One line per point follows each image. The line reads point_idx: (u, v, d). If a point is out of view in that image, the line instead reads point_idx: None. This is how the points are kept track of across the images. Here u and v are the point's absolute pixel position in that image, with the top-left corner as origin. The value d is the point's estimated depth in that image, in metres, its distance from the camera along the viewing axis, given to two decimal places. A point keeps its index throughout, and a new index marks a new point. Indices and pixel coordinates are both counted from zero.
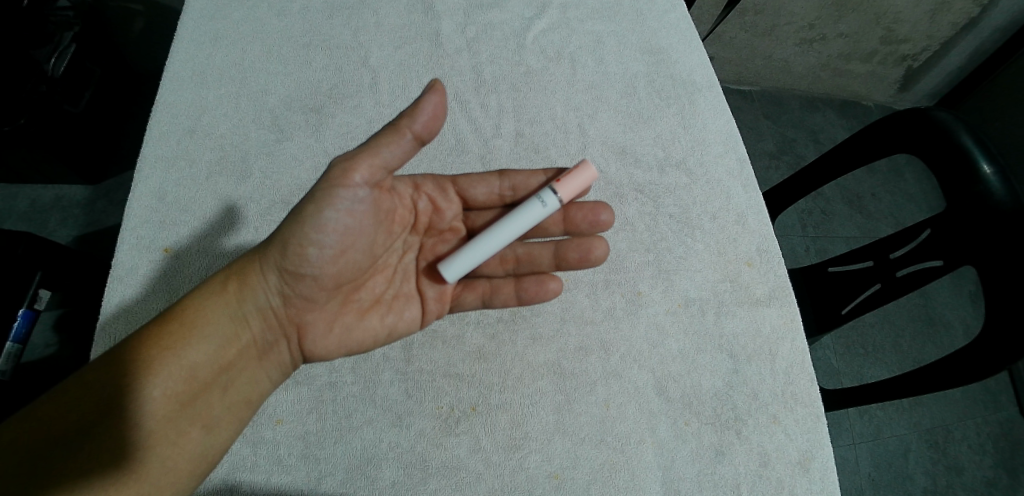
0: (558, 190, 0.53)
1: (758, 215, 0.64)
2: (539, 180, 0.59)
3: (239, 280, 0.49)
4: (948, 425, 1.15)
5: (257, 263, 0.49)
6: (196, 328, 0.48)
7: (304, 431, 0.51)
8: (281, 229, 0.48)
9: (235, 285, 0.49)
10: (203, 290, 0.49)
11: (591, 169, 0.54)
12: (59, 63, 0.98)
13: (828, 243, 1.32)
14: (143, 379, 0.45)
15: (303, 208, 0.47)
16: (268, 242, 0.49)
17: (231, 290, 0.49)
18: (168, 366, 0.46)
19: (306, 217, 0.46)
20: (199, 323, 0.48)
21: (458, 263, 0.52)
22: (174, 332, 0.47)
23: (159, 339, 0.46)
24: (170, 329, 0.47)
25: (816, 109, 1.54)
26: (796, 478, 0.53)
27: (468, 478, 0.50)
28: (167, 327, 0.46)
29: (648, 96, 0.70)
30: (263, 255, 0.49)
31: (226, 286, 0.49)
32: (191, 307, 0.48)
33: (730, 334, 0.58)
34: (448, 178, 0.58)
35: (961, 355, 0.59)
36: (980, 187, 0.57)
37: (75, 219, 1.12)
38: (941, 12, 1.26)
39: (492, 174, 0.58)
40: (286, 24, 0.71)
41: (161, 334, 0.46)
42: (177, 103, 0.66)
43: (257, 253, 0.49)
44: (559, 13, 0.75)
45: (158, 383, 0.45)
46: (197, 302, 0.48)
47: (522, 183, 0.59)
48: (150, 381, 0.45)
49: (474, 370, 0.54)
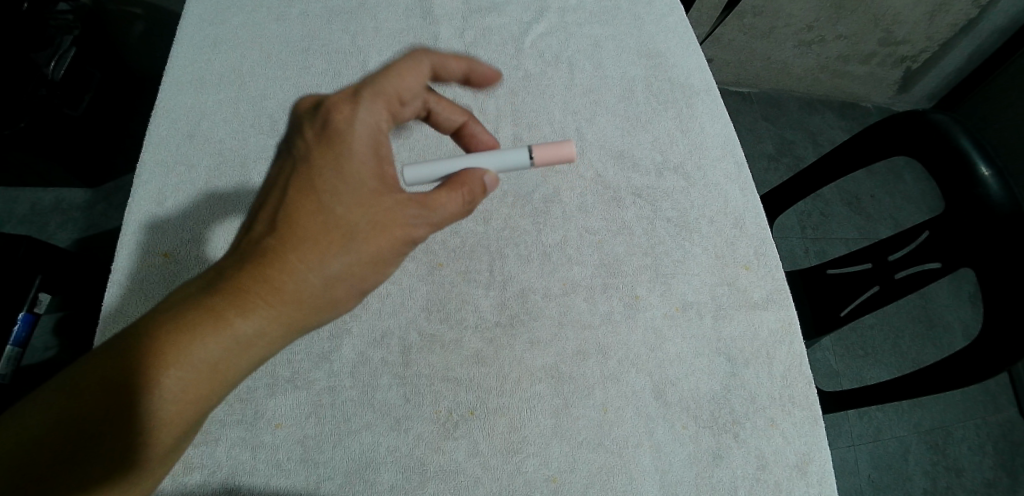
0: (531, 151, 0.52)
1: (756, 218, 0.64)
2: (455, 67, 0.54)
3: (290, 319, 0.42)
4: (948, 426, 1.16)
5: (306, 310, 0.42)
6: (234, 384, 0.41)
7: (303, 435, 0.51)
8: (355, 280, 0.44)
9: (282, 332, 0.42)
10: (248, 333, 0.40)
11: (571, 149, 0.53)
12: (58, 68, 0.98)
13: (827, 245, 1.33)
14: (173, 439, 0.40)
15: (386, 267, 0.45)
16: (323, 290, 0.42)
17: (276, 334, 0.42)
18: (202, 416, 0.41)
19: (379, 274, 0.45)
20: (237, 368, 0.41)
21: (416, 170, 0.53)
22: (218, 384, 0.40)
23: (199, 391, 0.39)
24: (202, 383, 0.39)
25: (814, 111, 1.55)
26: (794, 481, 0.54)
27: (467, 482, 0.50)
28: (210, 378, 0.39)
29: (646, 100, 0.70)
30: (324, 298, 0.43)
31: (263, 329, 0.41)
32: (222, 358, 0.40)
33: (728, 338, 0.58)
34: (384, 80, 0.47)
35: (962, 356, 0.59)
36: (978, 190, 0.57)
37: (75, 223, 1.14)
38: (940, 13, 1.26)
39: (427, 59, 0.51)
40: (284, 29, 0.72)
41: (201, 387, 0.39)
42: (176, 109, 0.66)
43: (315, 293, 0.42)
44: (557, 17, 0.76)
45: (192, 430, 0.41)
46: (233, 352, 0.40)
47: (447, 69, 0.53)
48: (181, 436, 0.40)
49: (473, 374, 0.54)
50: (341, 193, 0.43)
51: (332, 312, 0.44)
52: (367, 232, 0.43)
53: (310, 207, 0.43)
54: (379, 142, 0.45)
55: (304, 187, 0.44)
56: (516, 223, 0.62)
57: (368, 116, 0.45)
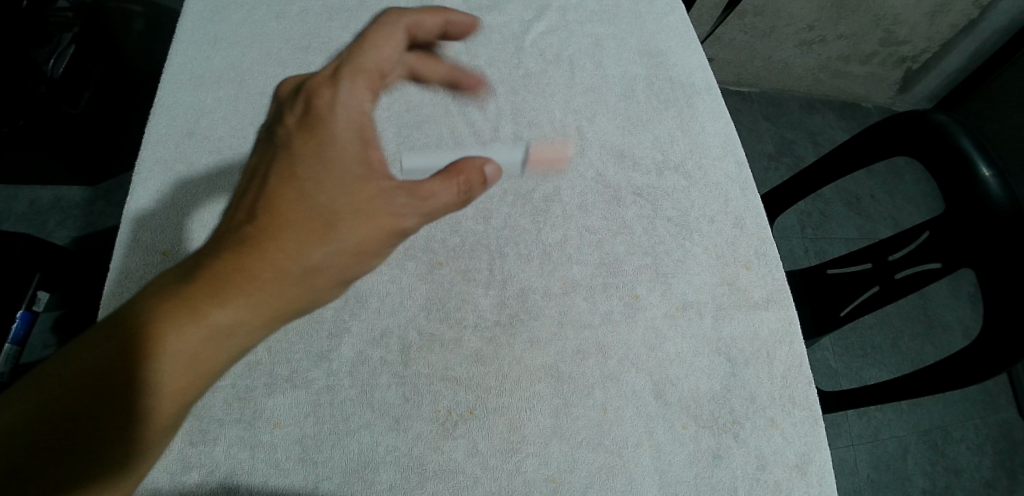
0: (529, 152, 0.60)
1: (756, 218, 0.64)
2: (432, 23, 0.53)
3: (274, 308, 0.40)
4: (947, 426, 1.16)
5: (286, 299, 0.41)
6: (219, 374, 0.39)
7: (302, 434, 0.51)
8: (341, 271, 0.43)
9: (263, 321, 0.40)
10: (233, 319, 0.38)
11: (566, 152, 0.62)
12: (57, 65, 0.98)
13: (827, 244, 1.33)
14: (156, 432, 0.37)
15: (371, 259, 0.44)
16: (305, 278, 0.41)
17: (259, 324, 0.40)
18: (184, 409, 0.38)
19: (364, 267, 0.44)
20: (219, 360, 0.39)
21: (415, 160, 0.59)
22: (202, 374, 0.38)
23: (181, 381, 0.37)
24: (184, 372, 0.37)
25: (815, 111, 1.55)
26: (794, 481, 0.53)
27: (466, 482, 0.50)
28: (193, 368, 0.37)
29: (647, 99, 0.70)
30: (309, 288, 0.42)
31: (243, 318, 0.39)
32: (205, 346, 0.37)
33: (728, 338, 0.58)
34: (361, 56, 0.46)
35: (962, 357, 0.59)
36: (979, 191, 0.57)
37: (73, 221, 1.14)
38: (941, 13, 1.26)
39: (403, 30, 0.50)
40: (285, 27, 0.72)
41: (185, 376, 0.37)
42: (176, 107, 0.65)
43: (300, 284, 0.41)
44: (558, 15, 0.76)
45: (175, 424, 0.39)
46: (218, 340, 0.38)
47: (422, 29, 0.52)
48: (164, 429, 0.38)
49: (473, 373, 0.54)
50: (325, 182, 0.43)
51: (316, 300, 0.43)
52: (352, 220, 0.42)
53: (296, 196, 0.42)
54: (364, 128, 0.44)
55: (286, 177, 0.43)
56: (516, 222, 0.61)
57: (352, 99, 0.45)
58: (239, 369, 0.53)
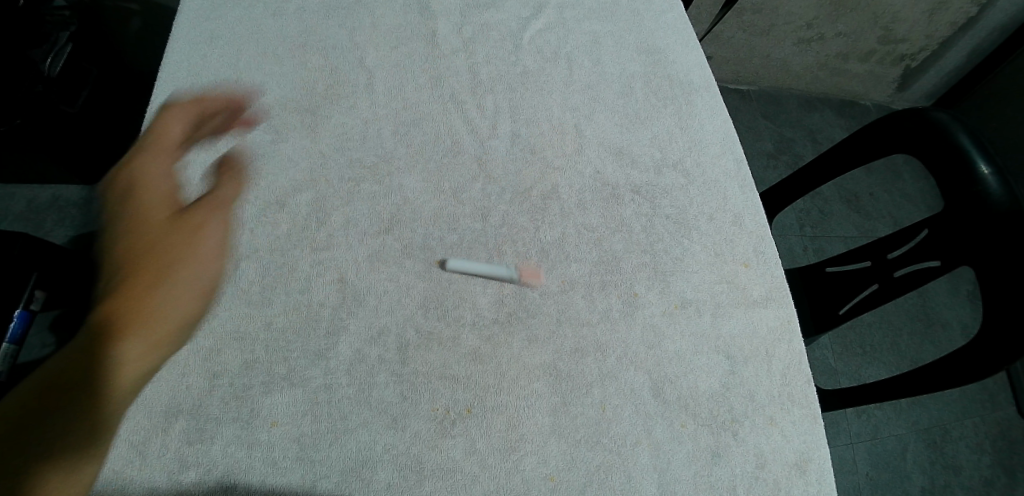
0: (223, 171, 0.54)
1: (755, 216, 0.64)
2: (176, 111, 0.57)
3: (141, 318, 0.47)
4: (945, 424, 1.17)
5: (145, 308, 0.47)
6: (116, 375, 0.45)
7: (299, 433, 0.50)
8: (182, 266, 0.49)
9: (141, 335, 0.46)
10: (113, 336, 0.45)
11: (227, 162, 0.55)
12: (54, 64, 0.97)
13: (826, 242, 1.32)
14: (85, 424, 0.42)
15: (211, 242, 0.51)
16: (158, 284, 0.48)
17: (139, 332, 0.46)
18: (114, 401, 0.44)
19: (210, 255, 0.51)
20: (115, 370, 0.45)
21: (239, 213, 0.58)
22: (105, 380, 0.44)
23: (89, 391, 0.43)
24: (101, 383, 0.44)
25: (814, 109, 1.55)
26: (793, 479, 0.53)
27: (463, 481, 0.50)
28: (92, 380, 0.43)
29: (645, 97, 0.70)
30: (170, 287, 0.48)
31: (127, 351, 0.45)
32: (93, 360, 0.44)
33: (727, 336, 0.58)
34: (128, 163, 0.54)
35: (961, 354, 0.59)
36: (978, 188, 0.57)
37: (71, 220, 1.14)
38: (939, 11, 1.26)
39: (186, 112, 0.58)
40: (281, 25, 0.71)
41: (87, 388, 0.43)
42: (172, 105, 0.65)
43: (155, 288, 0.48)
44: (556, 13, 0.76)
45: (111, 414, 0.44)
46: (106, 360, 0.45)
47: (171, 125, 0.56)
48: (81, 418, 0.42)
49: (471, 372, 0.54)
50: (134, 232, 0.51)
51: (188, 296, 0.49)
52: (166, 238, 0.50)
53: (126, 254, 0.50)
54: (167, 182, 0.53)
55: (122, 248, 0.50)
56: (514, 220, 0.61)
57: (159, 170, 0.54)
58: (236, 367, 0.52)
